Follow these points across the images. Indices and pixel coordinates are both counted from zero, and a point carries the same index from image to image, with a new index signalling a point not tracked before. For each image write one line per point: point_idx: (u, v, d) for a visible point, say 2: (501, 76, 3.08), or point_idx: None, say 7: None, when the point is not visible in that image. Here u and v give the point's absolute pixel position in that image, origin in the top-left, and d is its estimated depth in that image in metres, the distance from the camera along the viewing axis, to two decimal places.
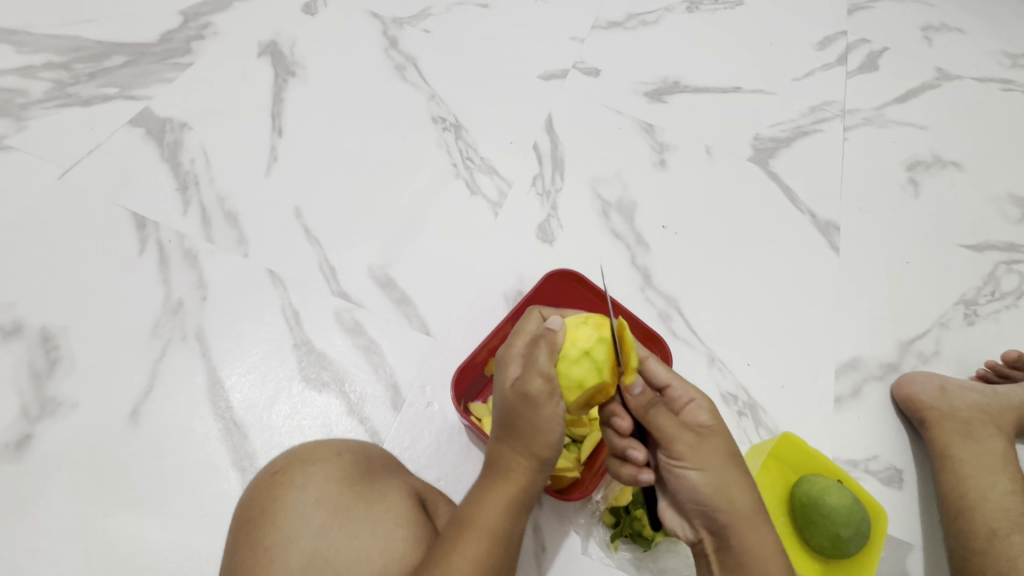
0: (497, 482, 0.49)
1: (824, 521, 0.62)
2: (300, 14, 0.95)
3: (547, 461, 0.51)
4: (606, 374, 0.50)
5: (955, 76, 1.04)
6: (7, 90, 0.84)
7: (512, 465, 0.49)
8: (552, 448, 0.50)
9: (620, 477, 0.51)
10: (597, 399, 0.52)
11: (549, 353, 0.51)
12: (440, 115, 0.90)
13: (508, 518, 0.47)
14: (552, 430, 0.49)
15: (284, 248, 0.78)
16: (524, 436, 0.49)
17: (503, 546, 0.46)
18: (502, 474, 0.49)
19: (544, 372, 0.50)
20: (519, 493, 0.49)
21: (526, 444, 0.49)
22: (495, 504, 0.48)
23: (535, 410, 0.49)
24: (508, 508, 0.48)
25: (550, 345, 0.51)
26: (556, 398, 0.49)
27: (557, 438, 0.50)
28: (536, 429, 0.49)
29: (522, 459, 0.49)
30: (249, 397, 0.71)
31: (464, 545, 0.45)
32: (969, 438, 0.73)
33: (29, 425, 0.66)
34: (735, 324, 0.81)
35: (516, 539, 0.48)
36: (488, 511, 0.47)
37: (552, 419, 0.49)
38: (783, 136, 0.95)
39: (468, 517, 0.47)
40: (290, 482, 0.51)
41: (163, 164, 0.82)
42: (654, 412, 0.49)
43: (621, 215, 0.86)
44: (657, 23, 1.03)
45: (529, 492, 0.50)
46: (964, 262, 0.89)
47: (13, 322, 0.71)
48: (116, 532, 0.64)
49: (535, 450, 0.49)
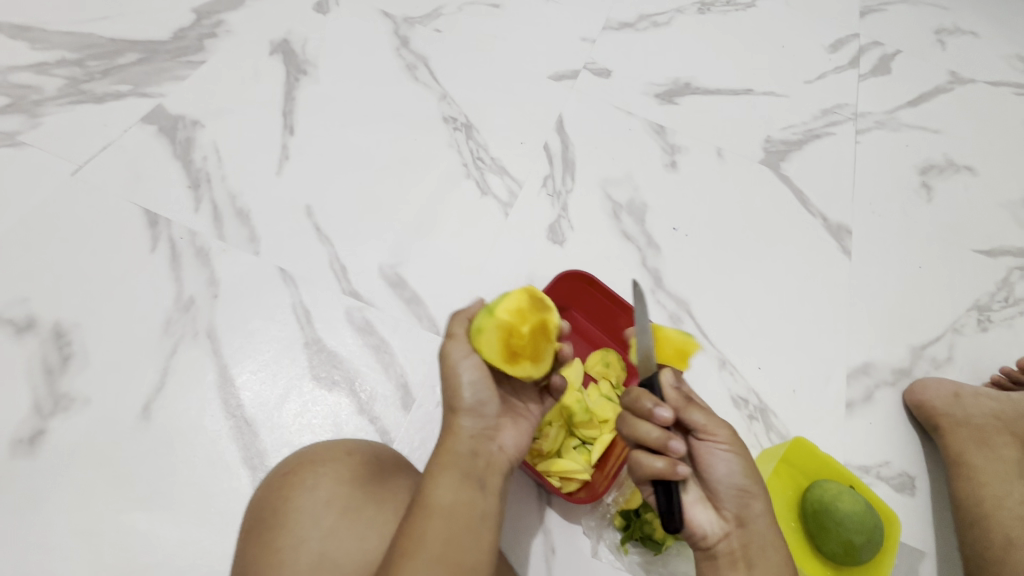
0: (436, 451, 0.49)
1: (837, 528, 0.62)
2: (312, 12, 0.95)
3: (481, 415, 0.52)
4: (497, 315, 0.53)
5: (968, 80, 1.03)
6: (21, 87, 0.84)
7: (446, 430, 0.51)
8: (477, 399, 0.51)
9: (653, 473, 0.47)
10: (511, 345, 0.53)
11: (463, 322, 0.55)
12: (451, 115, 0.90)
13: (451, 483, 0.47)
14: (467, 379, 0.52)
15: (295, 247, 0.78)
16: (448, 399, 0.52)
17: (451, 513, 0.45)
18: (438, 442, 0.50)
19: (457, 337, 0.54)
20: (460, 455, 0.49)
21: (449, 404, 0.52)
22: (437, 471, 0.47)
23: (446, 370, 0.52)
24: (452, 473, 0.47)
25: (461, 316, 0.56)
26: (468, 352, 0.53)
27: (474, 386, 0.52)
28: (451, 386, 0.52)
29: (454, 420, 0.51)
30: (259, 395, 0.71)
31: (410, 525, 0.44)
32: (984, 445, 0.73)
33: (42, 421, 0.67)
34: (745, 327, 0.81)
35: (472, 507, 0.46)
36: (429, 480, 0.47)
37: (463, 369, 0.52)
38: (795, 139, 0.95)
39: (416, 494, 0.47)
40: (300, 483, 0.50)
41: (175, 162, 0.82)
42: (689, 403, 0.50)
43: (631, 216, 0.86)
44: (668, 24, 1.03)
45: (474, 455, 0.50)
46: (977, 267, 0.88)
47: (27, 318, 0.71)
48: (126, 529, 0.64)
49: (458, 406, 0.51)
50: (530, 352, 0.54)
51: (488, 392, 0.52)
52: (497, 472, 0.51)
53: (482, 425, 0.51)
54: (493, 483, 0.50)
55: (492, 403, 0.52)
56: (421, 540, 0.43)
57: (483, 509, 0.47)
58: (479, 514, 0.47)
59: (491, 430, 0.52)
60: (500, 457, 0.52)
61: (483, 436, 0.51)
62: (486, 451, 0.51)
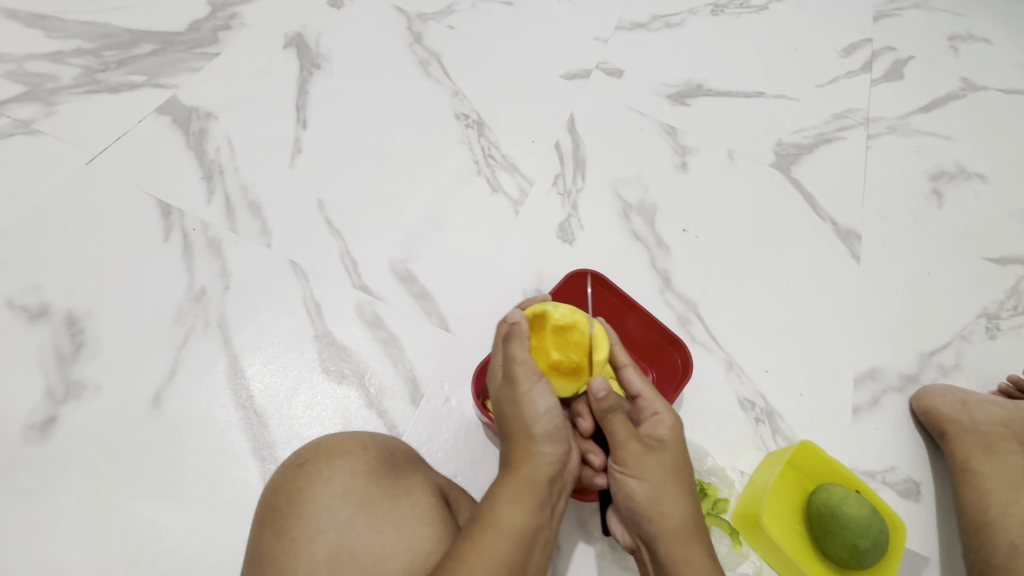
0: (511, 474, 0.50)
1: (842, 532, 0.62)
2: (326, 7, 0.95)
3: (557, 442, 0.53)
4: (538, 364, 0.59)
5: (981, 87, 1.03)
6: (38, 75, 0.85)
7: (523, 455, 0.52)
8: (552, 426, 0.53)
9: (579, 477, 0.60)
10: (568, 369, 0.58)
11: (522, 343, 0.55)
12: (463, 113, 0.90)
13: (525, 509, 0.48)
14: (543, 406, 0.53)
15: (307, 240, 0.79)
16: (521, 424, 0.53)
17: (523, 537, 0.46)
18: (514, 466, 0.51)
19: (523, 361, 0.54)
20: (538, 483, 0.50)
21: (524, 430, 0.52)
22: (511, 498, 0.48)
23: (519, 399, 0.53)
24: (529, 501, 0.48)
25: (520, 338, 0.55)
26: (535, 380, 0.54)
27: (551, 413, 0.53)
28: (526, 413, 0.53)
29: (531, 448, 0.52)
30: (269, 386, 0.71)
31: (482, 544, 0.44)
32: (990, 453, 0.73)
33: (54, 407, 0.67)
34: (752, 330, 0.81)
35: (540, 533, 0.48)
36: (501, 502, 0.48)
37: (537, 398, 0.53)
38: (806, 143, 0.95)
39: (484, 513, 0.47)
40: (317, 475, 0.50)
41: (188, 153, 0.82)
42: (610, 416, 0.54)
43: (641, 217, 0.86)
44: (681, 25, 1.03)
45: (550, 484, 0.51)
46: (986, 275, 0.88)
47: (40, 305, 0.72)
48: (134, 516, 0.64)
49: (536, 433, 0.52)
50: (576, 353, 0.59)
51: (562, 419, 0.54)
52: (563, 498, 0.53)
53: (558, 452, 0.53)
54: (558, 507, 0.52)
55: (564, 429, 0.54)
56: (492, 562, 0.43)
57: (546, 535, 0.49)
58: (543, 542, 0.48)
59: (565, 456, 0.53)
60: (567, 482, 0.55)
61: (558, 464, 0.52)
62: (558, 479, 0.52)
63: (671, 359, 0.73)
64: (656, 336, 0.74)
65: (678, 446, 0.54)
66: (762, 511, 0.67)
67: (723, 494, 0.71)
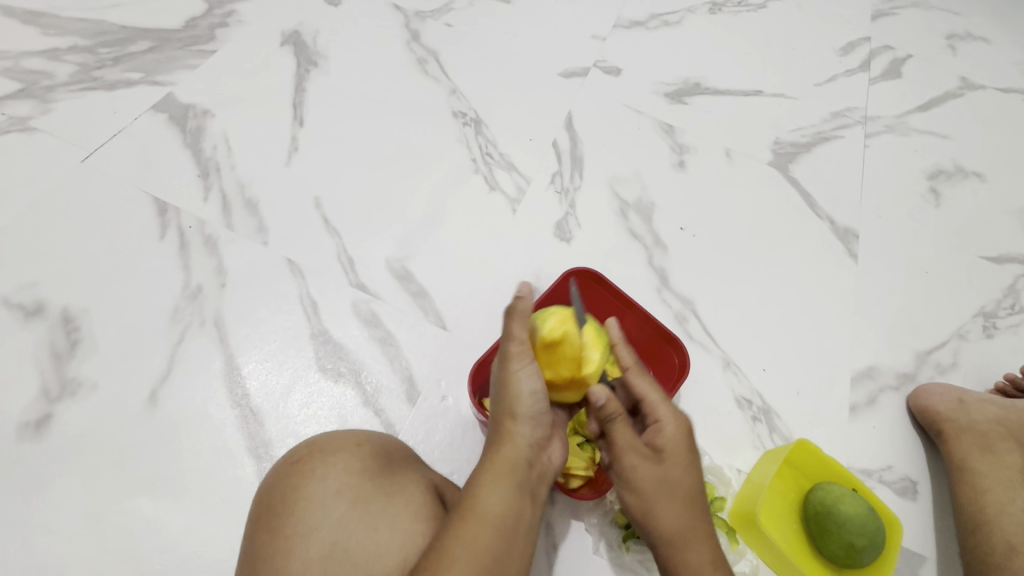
0: (490, 456, 0.50)
1: (838, 530, 0.62)
2: (323, 4, 0.95)
3: (538, 426, 0.53)
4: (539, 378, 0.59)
5: (979, 86, 1.03)
6: (34, 72, 0.84)
7: (503, 436, 0.51)
8: (535, 410, 0.53)
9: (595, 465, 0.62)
10: (566, 384, 0.58)
11: (522, 323, 0.54)
12: (461, 111, 0.90)
13: (504, 493, 0.47)
14: (527, 390, 0.53)
15: (304, 239, 0.79)
16: (504, 407, 0.53)
17: (502, 520, 0.46)
18: (493, 447, 0.51)
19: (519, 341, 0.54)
20: (517, 465, 0.49)
21: (507, 412, 0.52)
22: (490, 479, 0.48)
23: (505, 376, 0.54)
24: (507, 482, 0.48)
25: (521, 314, 0.54)
26: (527, 361, 0.54)
27: (535, 396, 0.53)
28: (511, 394, 0.53)
29: (511, 427, 0.52)
30: (265, 384, 0.71)
31: (460, 531, 0.44)
32: (987, 452, 0.73)
33: (49, 405, 0.67)
34: (749, 329, 0.81)
35: (521, 516, 0.47)
36: (480, 485, 0.47)
37: (523, 379, 0.53)
38: (803, 142, 0.95)
39: (465, 498, 0.47)
40: (310, 472, 0.50)
41: (184, 151, 0.82)
42: (612, 424, 0.54)
43: (639, 215, 0.85)
44: (680, 23, 1.03)
45: (529, 466, 0.51)
46: (984, 275, 0.88)
47: (35, 302, 0.72)
48: (130, 514, 0.64)
49: (517, 414, 0.52)
50: (573, 367, 0.59)
51: (545, 406, 0.54)
52: (547, 483, 0.53)
53: (538, 436, 0.53)
54: (541, 492, 0.51)
55: (545, 415, 0.54)
56: (469, 546, 0.43)
57: (529, 518, 0.48)
58: (526, 524, 0.48)
59: (544, 441, 0.53)
60: (550, 467, 0.54)
61: (538, 447, 0.52)
62: (538, 462, 0.52)
63: (668, 358, 0.73)
64: (652, 336, 0.74)
65: (678, 457, 0.53)
66: (760, 511, 0.67)
67: (720, 492, 0.70)
